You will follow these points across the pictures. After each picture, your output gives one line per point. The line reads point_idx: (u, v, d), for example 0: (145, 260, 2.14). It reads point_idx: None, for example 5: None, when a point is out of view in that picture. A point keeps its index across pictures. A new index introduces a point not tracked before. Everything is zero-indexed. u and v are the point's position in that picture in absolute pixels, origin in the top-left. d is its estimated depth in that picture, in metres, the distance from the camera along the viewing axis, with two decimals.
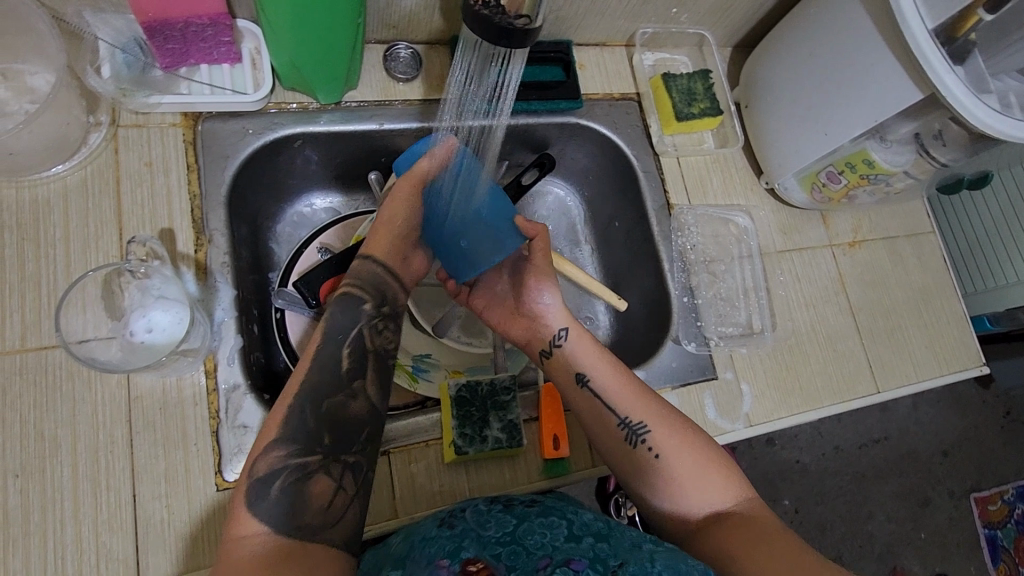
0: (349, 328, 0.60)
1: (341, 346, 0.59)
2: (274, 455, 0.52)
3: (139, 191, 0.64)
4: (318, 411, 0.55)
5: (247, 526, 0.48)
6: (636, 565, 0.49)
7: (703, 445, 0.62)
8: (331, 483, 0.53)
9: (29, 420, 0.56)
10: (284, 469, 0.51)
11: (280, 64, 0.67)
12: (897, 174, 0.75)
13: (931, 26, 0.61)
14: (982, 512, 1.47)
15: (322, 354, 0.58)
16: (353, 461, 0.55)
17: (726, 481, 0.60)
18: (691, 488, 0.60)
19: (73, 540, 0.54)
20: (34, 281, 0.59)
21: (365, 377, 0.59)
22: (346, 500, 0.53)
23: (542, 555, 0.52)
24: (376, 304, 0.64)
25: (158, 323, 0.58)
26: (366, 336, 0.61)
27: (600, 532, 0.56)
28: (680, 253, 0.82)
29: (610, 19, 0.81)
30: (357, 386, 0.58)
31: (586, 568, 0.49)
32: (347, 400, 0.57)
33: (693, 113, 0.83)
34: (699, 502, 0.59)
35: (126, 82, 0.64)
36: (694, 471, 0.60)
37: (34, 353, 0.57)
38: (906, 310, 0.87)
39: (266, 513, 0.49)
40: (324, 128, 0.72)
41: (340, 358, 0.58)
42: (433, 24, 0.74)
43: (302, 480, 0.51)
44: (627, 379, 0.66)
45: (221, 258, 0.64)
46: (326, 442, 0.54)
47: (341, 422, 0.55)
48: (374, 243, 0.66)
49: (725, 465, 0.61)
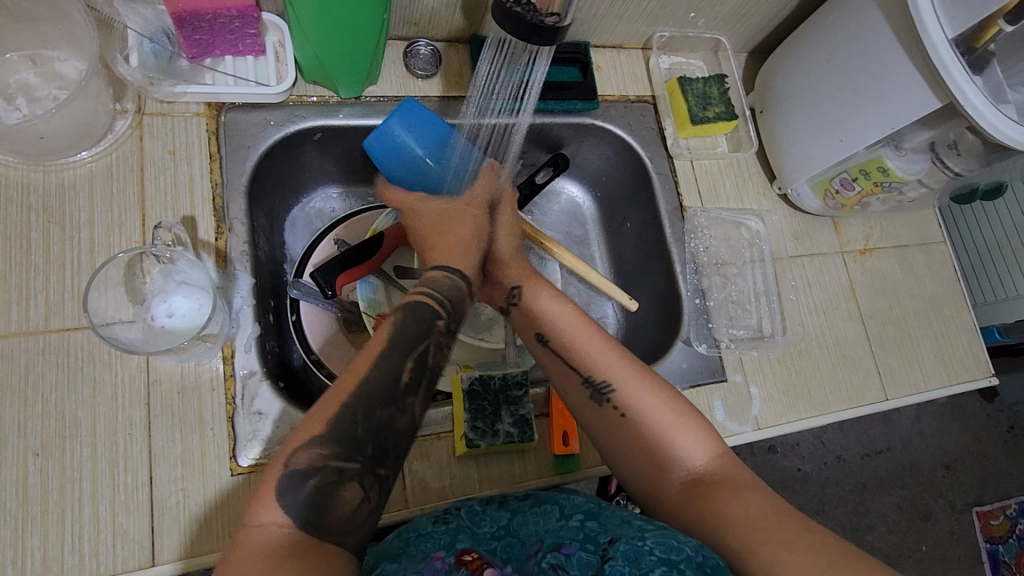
0: (417, 339, 0.53)
1: (405, 359, 0.52)
2: (313, 451, 0.47)
3: (162, 178, 0.65)
4: (367, 418, 0.49)
5: (269, 514, 0.45)
6: (626, 543, 0.49)
7: (669, 397, 0.60)
8: (361, 492, 0.47)
9: (51, 400, 0.56)
10: (319, 467, 0.46)
11: (304, 57, 0.68)
12: (911, 182, 0.76)
13: (950, 35, 0.62)
14: (983, 526, 1.47)
15: (384, 363, 0.51)
16: (387, 474, 0.49)
17: (697, 432, 0.58)
18: (664, 444, 0.57)
19: (90, 519, 0.54)
20: (58, 263, 0.60)
21: (418, 395, 0.52)
22: (368, 510, 0.48)
23: (535, 541, 0.56)
24: (447, 320, 0.56)
25: (178, 309, 0.60)
26: (430, 352, 0.53)
27: (591, 511, 0.57)
28: (693, 255, 0.82)
29: (628, 22, 0.82)
30: (409, 402, 0.51)
31: (576, 551, 0.51)
32: (398, 413, 0.50)
33: (708, 117, 0.83)
34: (673, 459, 0.57)
35: (153, 71, 0.65)
36: (664, 424, 0.58)
37: (57, 334, 0.58)
38: (916, 318, 0.88)
39: (290, 505, 0.45)
40: (343, 122, 0.73)
41: (400, 370, 0.51)
42: (454, 23, 0.75)
43: (334, 485, 0.46)
44: (590, 334, 0.63)
45: (241, 246, 0.65)
46: (369, 452, 0.48)
47: (389, 437, 0.49)
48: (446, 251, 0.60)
49: (692, 415, 0.59)
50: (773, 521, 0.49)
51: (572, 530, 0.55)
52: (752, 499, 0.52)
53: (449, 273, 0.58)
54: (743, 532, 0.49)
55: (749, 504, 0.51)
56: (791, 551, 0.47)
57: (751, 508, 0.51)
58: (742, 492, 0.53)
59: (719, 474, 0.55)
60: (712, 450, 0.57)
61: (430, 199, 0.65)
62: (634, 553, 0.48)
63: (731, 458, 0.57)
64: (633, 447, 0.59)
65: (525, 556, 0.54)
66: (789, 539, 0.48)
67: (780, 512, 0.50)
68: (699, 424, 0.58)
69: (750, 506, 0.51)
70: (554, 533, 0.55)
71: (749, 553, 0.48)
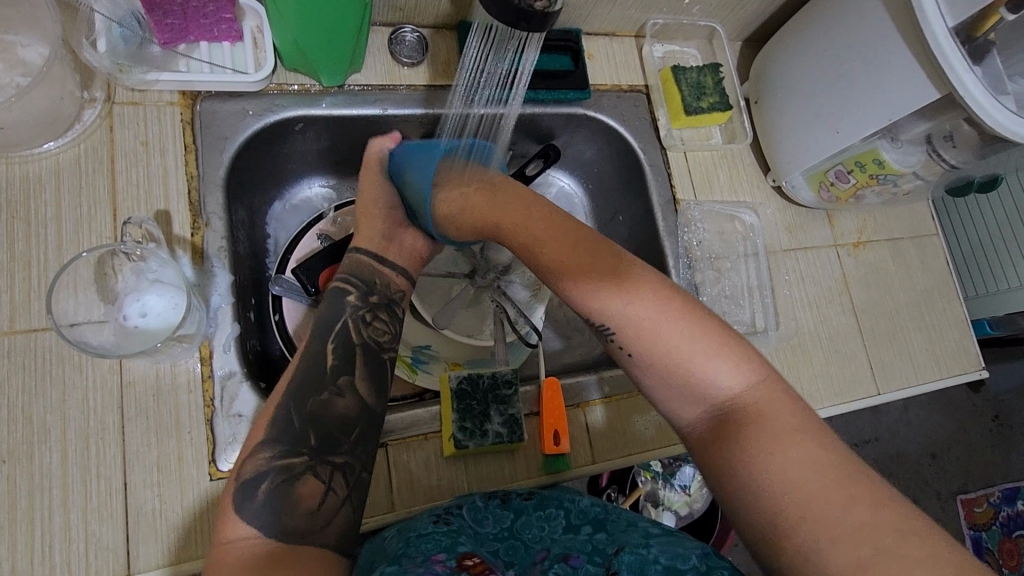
0: (334, 321, 0.59)
1: (325, 342, 0.57)
2: (260, 458, 0.49)
3: (134, 171, 0.62)
4: (301, 410, 0.52)
5: (235, 529, 0.46)
6: (631, 553, 0.52)
7: (702, 328, 0.52)
8: (320, 486, 0.50)
9: (17, 404, 0.54)
10: (270, 471, 0.49)
11: (283, 43, 0.65)
12: (906, 174, 0.75)
13: (951, 24, 0.60)
14: (968, 513, 1.49)
15: (307, 352, 0.56)
16: (343, 461, 0.52)
17: (740, 365, 0.50)
18: (703, 391, 0.50)
19: (61, 528, 0.52)
20: (23, 260, 0.57)
21: (352, 374, 0.56)
22: (336, 503, 0.50)
23: (540, 549, 0.58)
24: (362, 294, 0.61)
25: (152, 308, 0.58)
26: (352, 329, 0.59)
27: (598, 519, 0.61)
28: (685, 249, 0.81)
29: (621, 8, 0.79)
30: (344, 383, 0.56)
31: (583, 563, 0.54)
32: (335, 397, 0.54)
33: (702, 107, 0.81)
34: (714, 410, 0.50)
35: (123, 58, 0.61)
36: (698, 358, 0.51)
37: (22, 336, 0.55)
38: (909, 312, 0.87)
39: (252, 516, 0.47)
40: (326, 112, 0.70)
41: (324, 355, 0.56)
42: (441, 8, 0.73)
43: (288, 482, 0.49)
44: (588, 264, 0.56)
45: (219, 242, 0.63)
46: (314, 443, 0.52)
47: (330, 422, 0.53)
48: (360, 232, 0.65)
49: (736, 346, 0.51)
50: (821, 481, 0.43)
51: (578, 543, 0.57)
52: (811, 449, 0.45)
53: (352, 254, 0.64)
54: (776, 503, 0.43)
55: (800, 457, 0.44)
56: (839, 530, 0.41)
57: (805, 461, 0.44)
58: (798, 439, 0.45)
59: (769, 407, 0.48)
60: (763, 387, 0.49)
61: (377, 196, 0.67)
62: (639, 564, 0.51)
63: (790, 393, 0.49)
64: (668, 400, 0.52)
65: (529, 563, 0.57)
66: (857, 512, 0.41)
67: (840, 465, 0.44)
68: (742, 355, 0.51)
69: (801, 459, 0.44)
70: (561, 543, 0.58)
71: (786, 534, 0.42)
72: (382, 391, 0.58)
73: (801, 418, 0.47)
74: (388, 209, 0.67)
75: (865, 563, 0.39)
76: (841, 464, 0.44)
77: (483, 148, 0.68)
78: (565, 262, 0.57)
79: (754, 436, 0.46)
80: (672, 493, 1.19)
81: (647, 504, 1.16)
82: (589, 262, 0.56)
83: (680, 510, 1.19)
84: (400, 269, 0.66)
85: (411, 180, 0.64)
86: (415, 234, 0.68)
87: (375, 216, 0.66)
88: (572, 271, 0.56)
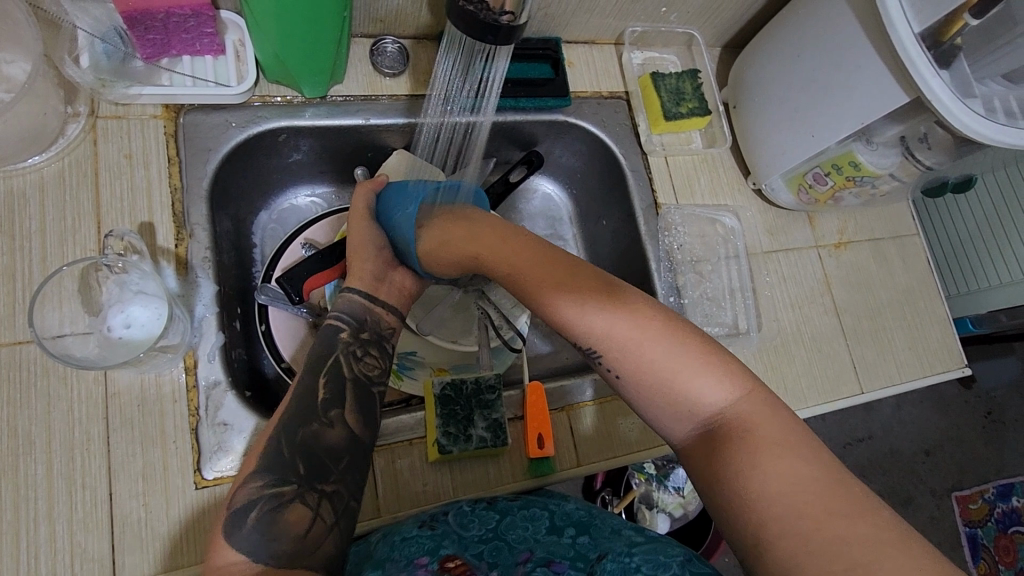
0: (325, 356, 0.59)
1: (317, 375, 0.58)
2: (251, 486, 0.50)
3: (118, 183, 0.63)
4: (292, 440, 0.53)
5: (223, 555, 0.46)
6: (613, 561, 0.55)
7: (689, 341, 0.53)
8: (308, 512, 0.50)
9: (3, 416, 0.54)
10: (260, 498, 0.49)
11: (265, 56, 0.66)
12: (882, 175, 0.76)
13: (917, 30, 0.61)
14: (963, 510, 1.49)
15: (299, 385, 0.57)
16: (332, 489, 0.53)
17: (732, 380, 0.51)
18: (693, 405, 0.51)
19: (46, 540, 0.53)
20: (8, 274, 0.58)
21: (343, 407, 0.57)
22: (324, 529, 0.50)
23: (522, 550, 0.59)
24: (354, 331, 0.62)
25: (137, 319, 0.59)
26: (344, 365, 0.59)
27: (582, 523, 0.63)
28: (667, 252, 0.81)
29: (599, 17, 0.81)
30: (334, 415, 0.56)
31: (567, 568, 0.55)
32: (325, 427, 0.55)
33: (681, 113, 0.83)
34: (706, 424, 0.51)
35: (106, 73, 0.62)
36: (689, 372, 0.52)
37: (7, 348, 0.56)
38: (890, 310, 0.88)
39: (240, 540, 0.47)
40: (309, 122, 0.71)
41: (315, 388, 0.57)
42: (421, 19, 0.74)
43: (277, 509, 0.49)
44: (568, 287, 0.57)
45: (203, 253, 0.64)
46: (303, 471, 0.52)
47: (319, 452, 0.54)
48: (350, 270, 0.64)
49: (726, 361, 0.53)
50: (803, 496, 0.44)
51: (563, 547, 0.59)
52: (795, 461, 0.45)
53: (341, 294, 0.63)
54: (763, 521, 0.44)
55: (786, 467, 0.45)
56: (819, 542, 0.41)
57: (790, 478, 0.45)
58: (785, 451, 0.46)
59: (754, 418, 0.49)
60: (751, 399, 0.51)
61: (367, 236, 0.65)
62: (621, 570, 0.54)
63: (780, 406, 0.50)
64: (659, 412, 0.53)
65: (512, 563, 0.57)
66: (837, 525, 0.42)
67: (823, 478, 0.44)
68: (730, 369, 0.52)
69: (788, 469, 0.45)
70: (545, 547, 0.59)
71: (768, 544, 0.43)
72: (372, 422, 0.59)
73: (788, 429, 0.48)
74: (378, 251, 0.65)
75: None
76: (820, 479, 0.44)
77: (450, 185, 0.68)
78: (549, 283, 0.58)
79: (743, 448, 0.47)
80: (666, 495, 1.19)
81: (640, 506, 1.17)
82: (572, 282, 0.57)
83: (675, 511, 1.19)
84: (392, 307, 0.65)
85: (400, 217, 0.65)
86: (404, 274, 0.68)
87: (363, 256, 0.64)
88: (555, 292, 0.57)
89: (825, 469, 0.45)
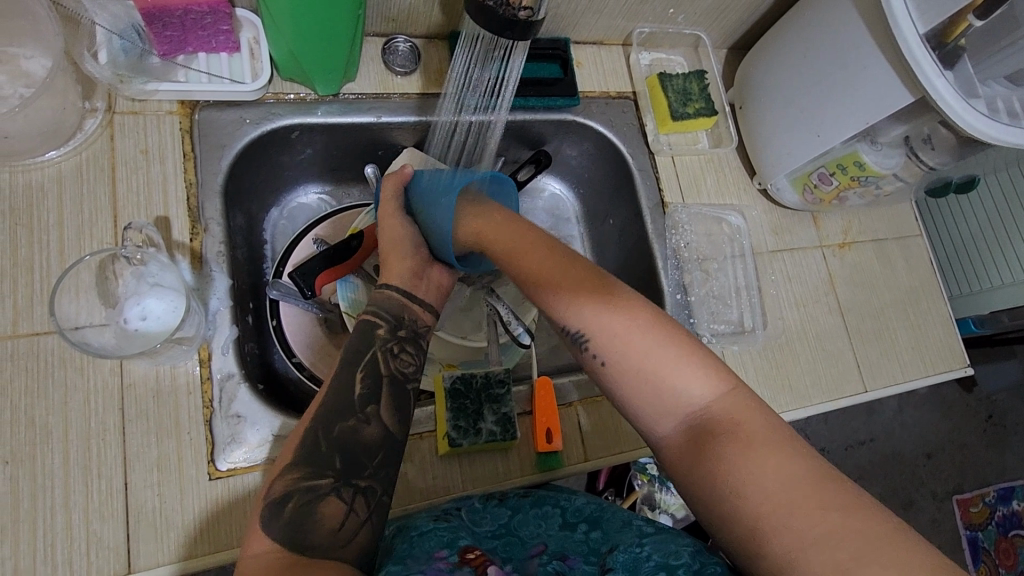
0: (362, 354, 0.60)
1: (355, 372, 0.58)
2: (288, 478, 0.51)
3: (134, 178, 0.64)
4: (329, 435, 0.54)
5: (258, 543, 0.47)
6: (625, 552, 0.54)
7: (675, 338, 0.54)
8: (342, 506, 0.51)
9: (20, 406, 0.55)
10: (295, 491, 0.51)
11: (280, 54, 0.67)
12: (886, 175, 0.76)
13: (922, 30, 0.62)
14: (964, 513, 1.50)
15: (335, 381, 0.57)
16: (367, 485, 0.54)
17: (715, 376, 0.52)
18: (674, 403, 0.51)
19: (63, 528, 0.53)
20: (26, 265, 0.59)
21: (378, 403, 0.58)
22: (358, 522, 0.51)
23: (535, 543, 0.59)
24: (391, 328, 0.62)
25: (152, 311, 0.59)
26: (381, 361, 0.60)
27: (593, 517, 0.63)
28: (674, 251, 0.82)
29: (608, 18, 0.82)
30: (370, 411, 0.57)
31: (580, 564, 0.56)
32: (361, 424, 0.56)
33: (688, 113, 0.84)
34: (687, 422, 0.51)
35: (124, 69, 0.63)
36: (673, 369, 0.52)
37: (25, 339, 0.57)
38: (894, 310, 0.89)
39: (274, 530, 0.48)
40: (322, 120, 0.72)
41: (353, 384, 0.58)
42: (432, 19, 0.75)
43: (313, 501, 0.50)
44: (563, 278, 0.58)
45: (217, 247, 0.64)
46: (338, 465, 0.53)
47: (355, 448, 0.54)
48: (389, 268, 0.65)
49: (709, 359, 0.53)
50: (794, 489, 0.43)
51: (575, 543, 0.59)
52: (785, 458, 0.45)
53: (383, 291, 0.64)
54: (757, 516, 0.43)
55: (776, 465, 0.45)
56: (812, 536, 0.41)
57: (775, 471, 0.44)
58: (772, 449, 0.46)
59: (736, 417, 0.49)
60: (735, 398, 0.50)
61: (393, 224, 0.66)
62: (632, 561, 0.53)
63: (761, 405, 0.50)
64: (643, 412, 0.53)
65: (525, 556, 0.57)
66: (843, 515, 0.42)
67: (815, 475, 0.44)
68: (713, 367, 0.52)
69: (777, 467, 0.44)
70: (556, 540, 0.60)
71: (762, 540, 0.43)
72: (406, 420, 0.59)
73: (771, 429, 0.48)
74: (416, 248, 0.66)
75: (844, 564, 0.39)
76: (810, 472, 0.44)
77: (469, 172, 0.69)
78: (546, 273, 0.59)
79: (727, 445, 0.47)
80: (667, 496, 1.20)
81: (643, 506, 1.18)
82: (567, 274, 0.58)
83: (677, 513, 1.19)
84: (428, 305, 0.66)
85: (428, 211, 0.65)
86: (440, 271, 0.69)
87: (400, 252, 0.65)
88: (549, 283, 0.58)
89: (815, 466, 0.45)
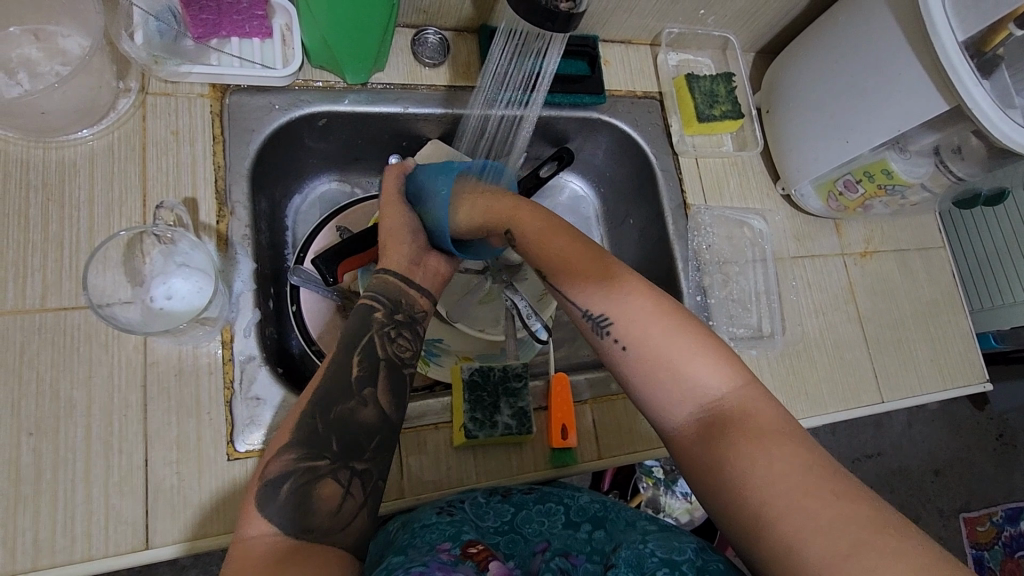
0: (358, 337, 0.59)
1: (351, 355, 0.58)
2: (286, 458, 0.51)
3: (164, 158, 0.64)
4: (327, 417, 0.54)
5: (256, 526, 0.47)
6: (628, 548, 0.54)
7: (677, 326, 0.52)
8: (339, 488, 0.51)
9: (46, 378, 0.56)
10: (294, 471, 0.50)
11: (313, 40, 0.67)
12: (914, 185, 0.76)
13: (960, 39, 0.62)
14: (970, 531, 1.47)
15: (334, 362, 0.57)
16: (364, 468, 0.54)
17: (723, 365, 0.51)
18: (682, 390, 0.50)
19: (83, 501, 0.54)
20: (56, 241, 0.59)
21: (375, 387, 0.58)
22: (355, 504, 0.52)
23: (539, 540, 0.59)
24: (388, 312, 0.62)
25: (178, 291, 0.60)
26: (377, 345, 0.60)
27: (597, 516, 0.62)
28: (695, 253, 0.82)
29: (639, 17, 0.82)
30: (368, 394, 0.57)
31: (583, 562, 0.55)
32: (359, 406, 0.56)
33: (714, 115, 0.83)
34: (698, 411, 0.50)
35: (158, 50, 0.64)
36: (687, 357, 0.51)
37: (53, 314, 0.57)
38: (913, 322, 0.88)
39: (274, 513, 0.48)
40: (348, 109, 0.72)
41: (349, 367, 0.57)
42: (463, 11, 0.75)
43: (312, 482, 0.51)
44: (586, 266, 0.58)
45: (242, 230, 0.65)
46: (336, 447, 0.53)
47: (354, 428, 0.55)
48: (395, 249, 0.65)
49: (716, 347, 0.52)
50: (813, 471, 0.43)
51: (579, 541, 0.58)
52: (795, 447, 0.45)
53: (378, 275, 0.64)
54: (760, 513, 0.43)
55: (790, 456, 0.44)
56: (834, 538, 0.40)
57: (791, 459, 0.44)
58: (783, 441, 0.45)
59: (748, 407, 0.48)
60: (746, 385, 0.50)
61: (399, 207, 0.67)
62: (636, 557, 0.52)
63: (771, 397, 0.50)
64: (653, 399, 0.52)
65: (529, 553, 0.57)
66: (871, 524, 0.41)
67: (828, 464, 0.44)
68: (724, 356, 0.52)
69: (786, 455, 0.44)
70: (560, 537, 0.59)
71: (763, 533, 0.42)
72: (401, 404, 0.59)
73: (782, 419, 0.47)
74: (413, 236, 0.66)
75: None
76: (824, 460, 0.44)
77: (492, 169, 0.69)
78: (572, 263, 0.58)
79: (740, 435, 0.46)
80: (673, 500, 1.19)
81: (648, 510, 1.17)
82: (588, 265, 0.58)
83: (681, 517, 1.18)
84: (425, 291, 0.66)
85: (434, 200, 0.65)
86: (439, 258, 0.68)
87: (399, 238, 0.65)
88: (574, 273, 0.58)
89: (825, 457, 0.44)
